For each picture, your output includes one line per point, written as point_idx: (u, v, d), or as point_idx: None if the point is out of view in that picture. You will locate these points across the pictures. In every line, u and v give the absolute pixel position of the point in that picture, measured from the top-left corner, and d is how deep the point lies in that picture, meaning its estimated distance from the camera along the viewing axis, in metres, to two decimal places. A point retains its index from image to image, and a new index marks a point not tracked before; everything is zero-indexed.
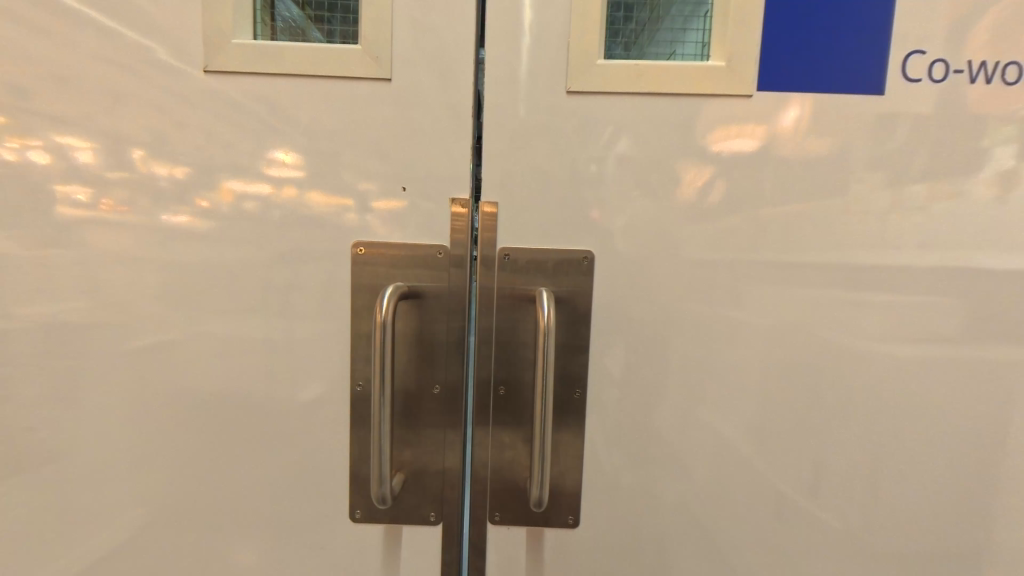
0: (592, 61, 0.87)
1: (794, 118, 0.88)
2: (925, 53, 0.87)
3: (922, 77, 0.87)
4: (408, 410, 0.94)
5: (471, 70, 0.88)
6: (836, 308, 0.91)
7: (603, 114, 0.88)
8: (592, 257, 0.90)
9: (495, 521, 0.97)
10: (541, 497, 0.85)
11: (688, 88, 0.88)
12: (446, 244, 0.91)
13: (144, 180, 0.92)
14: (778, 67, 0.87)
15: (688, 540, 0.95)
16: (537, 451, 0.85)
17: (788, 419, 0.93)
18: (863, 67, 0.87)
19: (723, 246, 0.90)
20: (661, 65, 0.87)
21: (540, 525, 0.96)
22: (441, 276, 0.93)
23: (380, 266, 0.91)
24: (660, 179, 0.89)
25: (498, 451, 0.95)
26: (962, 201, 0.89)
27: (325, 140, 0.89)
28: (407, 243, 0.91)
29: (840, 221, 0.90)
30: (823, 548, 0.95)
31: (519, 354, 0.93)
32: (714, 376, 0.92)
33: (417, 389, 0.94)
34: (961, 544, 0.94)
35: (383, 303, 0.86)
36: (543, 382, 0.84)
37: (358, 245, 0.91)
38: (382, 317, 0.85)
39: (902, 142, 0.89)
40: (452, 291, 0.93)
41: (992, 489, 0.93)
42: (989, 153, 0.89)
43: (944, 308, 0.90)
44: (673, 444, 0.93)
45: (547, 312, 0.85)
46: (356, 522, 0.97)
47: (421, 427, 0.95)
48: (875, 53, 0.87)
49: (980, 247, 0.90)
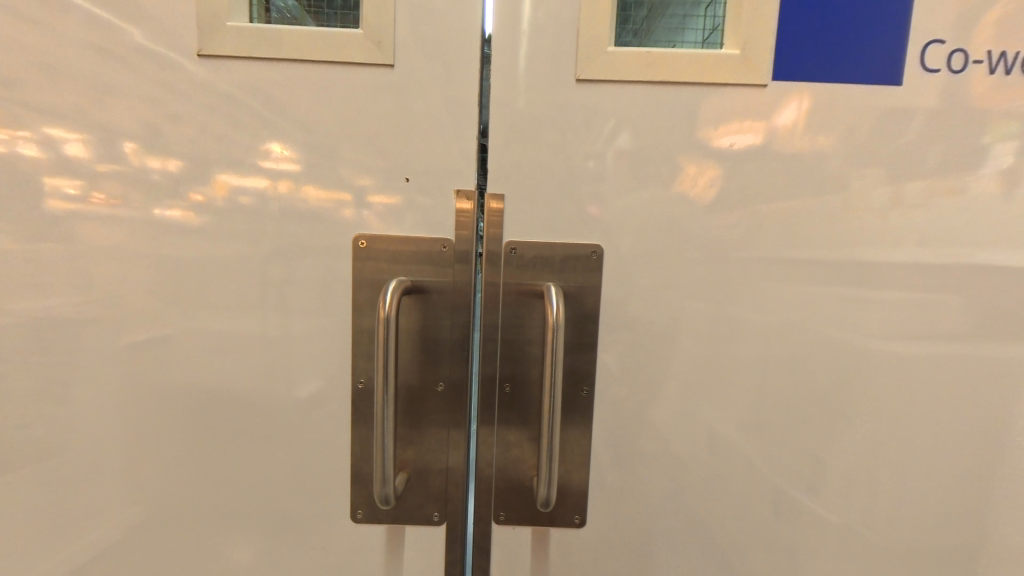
0: (602, 49, 0.85)
1: (799, 115, 0.87)
2: (944, 42, 0.85)
3: (941, 67, 0.86)
4: (410, 408, 0.94)
5: (476, 64, 0.87)
6: (836, 304, 0.90)
7: (606, 107, 0.87)
8: (601, 253, 0.89)
9: (499, 521, 0.96)
10: (548, 498, 0.85)
11: (699, 78, 0.86)
12: (451, 238, 0.90)
13: (137, 173, 0.90)
14: (788, 56, 0.86)
15: (688, 536, 0.95)
16: (545, 451, 0.84)
17: (790, 416, 0.93)
18: (872, 58, 0.86)
19: (725, 242, 0.89)
20: (672, 53, 0.86)
21: (545, 525, 0.96)
22: (446, 271, 0.92)
23: (381, 260, 0.90)
24: (663, 173, 0.88)
25: (504, 450, 0.95)
26: (964, 197, 0.89)
27: (322, 133, 0.88)
28: (411, 237, 0.90)
29: (842, 218, 0.89)
30: (823, 545, 0.95)
31: (525, 351, 0.92)
32: (716, 373, 0.92)
33: (420, 387, 0.93)
34: (958, 541, 0.94)
35: (387, 298, 0.85)
36: (551, 380, 0.84)
37: (359, 238, 0.90)
38: (387, 313, 0.84)
39: (905, 138, 0.88)
40: (457, 287, 0.92)
41: (990, 485, 0.93)
42: (993, 150, 0.88)
43: (944, 305, 0.90)
44: (675, 441, 0.93)
45: (555, 308, 0.84)
46: (356, 522, 0.97)
47: (425, 425, 0.94)
48: (892, 44, 0.86)
49: (984, 243, 0.89)
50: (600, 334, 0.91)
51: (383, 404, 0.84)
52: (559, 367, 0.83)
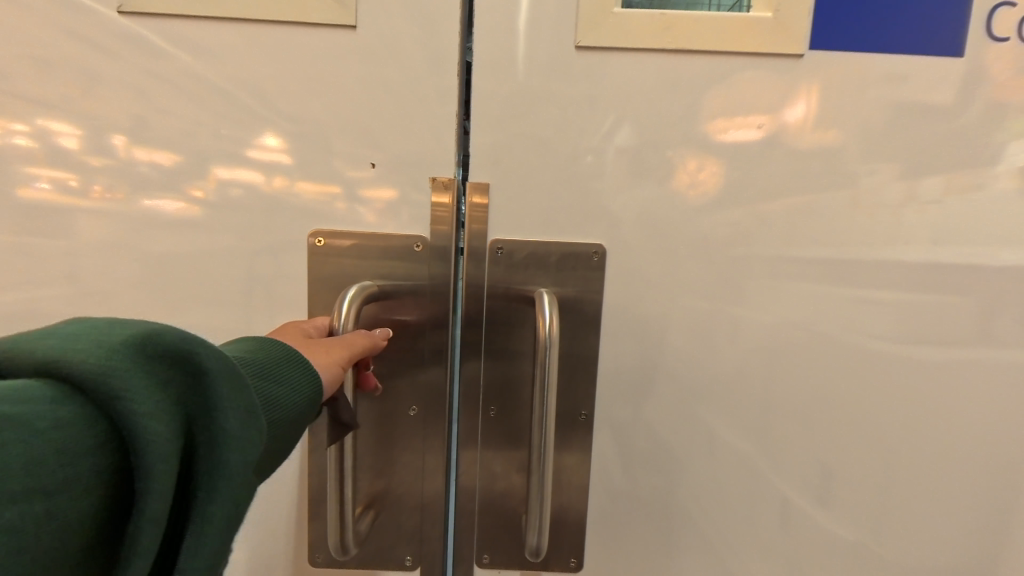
0: (609, 12, 0.79)
1: (802, 112, 0.83)
2: (1014, 6, 0.80)
3: (1011, 35, 0.81)
4: (379, 438, 0.89)
5: (460, 51, 0.81)
6: (844, 307, 0.86)
7: (603, 96, 0.81)
8: (604, 252, 0.84)
9: (484, 563, 0.93)
10: (538, 546, 0.78)
11: (722, 40, 0.81)
12: (426, 236, 0.85)
13: (132, 164, 0.85)
14: (826, 18, 0.81)
15: (688, 549, 0.91)
16: (535, 494, 0.79)
17: (794, 422, 0.88)
18: (904, 29, 0.81)
19: (731, 237, 0.85)
20: (693, 17, 0.80)
21: (537, 569, 0.93)
22: (420, 271, 0.86)
23: (345, 257, 0.85)
24: (668, 164, 0.83)
25: (489, 481, 0.91)
26: (981, 193, 0.84)
27: (301, 122, 0.83)
28: (375, 233, 0.85)
29: (851, 216, 0.85)
30: (827, 557, 0.91)
31: (515, 369, 0.88)
32: (716, 378, 0.87)
33: (390, 415, 0.89)
34: (968, 551, 0.91)
35: (343, 308, 0.78)
36: (542, 404, 0.78)
37: (317, 234, 0.85)
38: (342, 328, 0.77)
39: (919, 130, 0.83)
40: (436, 292, 0.87)
41: (1001, 493, 0.89)
42: (1007, 148, 0.83)
43: (956, 307, 0.86)
44: (674, 450, 0.89)
45: (548, 319, 0.78)
46: (316, 565, 0.92)
47: (396, 456, 0.90)
48: (945, 10, 0.80)
49: (1002, 242, 0.85)
50: (598, 335, 0.87)
51: (345, 439, 0.77)
52: (554, 381, 0.78)
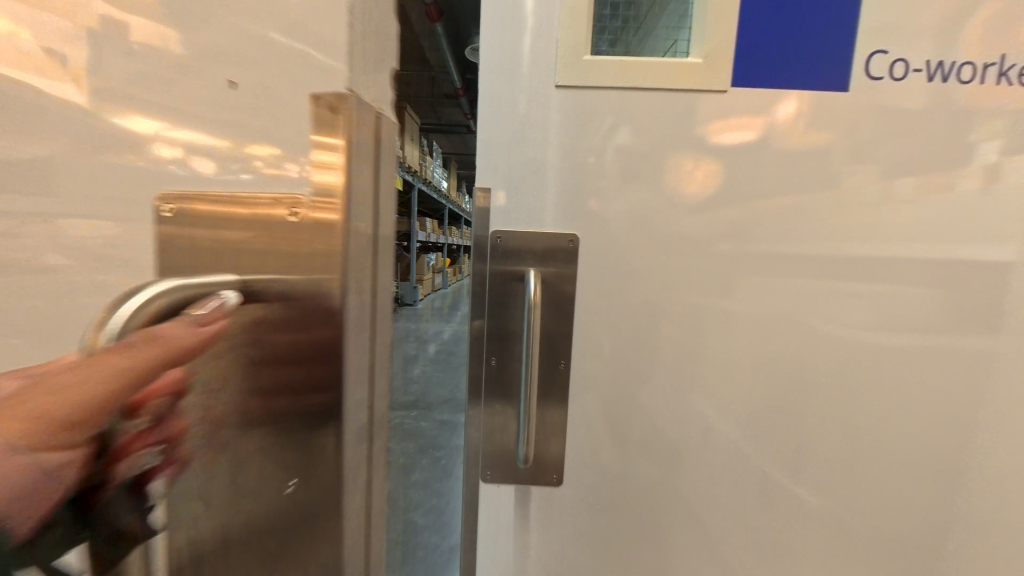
0: (580, 57, 0.89)
1: (792, 111, 0.90)
2: (887, 53, 0.88)
3: (885, 75, 0.89)
4: (250, 523, 0.58)
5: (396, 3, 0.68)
6: (824, 298, 0.94)
7: (603, 105, 0.90)
8: (577, 241, 0.93)
9: (486, 478, 1.00)
10: (527, 454, 0.90)
11: (669, 83, 0.89)
12: (302, 195, 0.54)
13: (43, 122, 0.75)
14: (747, 64, 0.89)
15: (679, 524, 0.99)
16: (523, 411, 0.91)
17: (777, 405, 0.96)
18: (817, 69, 0.89)
19: (720, 230, 0.92)
20: (643, 64, 0.89)
21: (527, 483, 0.98)
22: (298, 257, 0.55)
23: (200, 229, 0.61)
24: (662, 166, 0.91)
25: (489, 414, 0.99)
26: (952, 192, 0.91)
27: None
28: (237, 196, 0.59)
29: (832, 213, 0.92)
30: (807, 532, 0.99)
31: (507, 321, 0.95)
32: (705, 364, 0.95)
33: (258, 489, 0.57)
34: (943, 528, 0.97)
35: (129, 306, 0.54)
36: (527, 352, 0.92)
37: (166, 200, 0.65)
38: (100, 350, 0.52)
39: (892, 135, 0.90)
40: (317, 291, 0.54)
41: (973, 473, 0.95)
42: (977, 150, 0.90)
43: (928, 299, 0.93)
44: (666, 430, 0.97)
45: (534, 291, 0.91)
46: None
47: (271, 555, 0.57)
48: (842, 48, 0.88)
49: (971, 238, 0.92)
50: (596, 319, 0.95)
51: None
52: (535, 343, 0.92)
